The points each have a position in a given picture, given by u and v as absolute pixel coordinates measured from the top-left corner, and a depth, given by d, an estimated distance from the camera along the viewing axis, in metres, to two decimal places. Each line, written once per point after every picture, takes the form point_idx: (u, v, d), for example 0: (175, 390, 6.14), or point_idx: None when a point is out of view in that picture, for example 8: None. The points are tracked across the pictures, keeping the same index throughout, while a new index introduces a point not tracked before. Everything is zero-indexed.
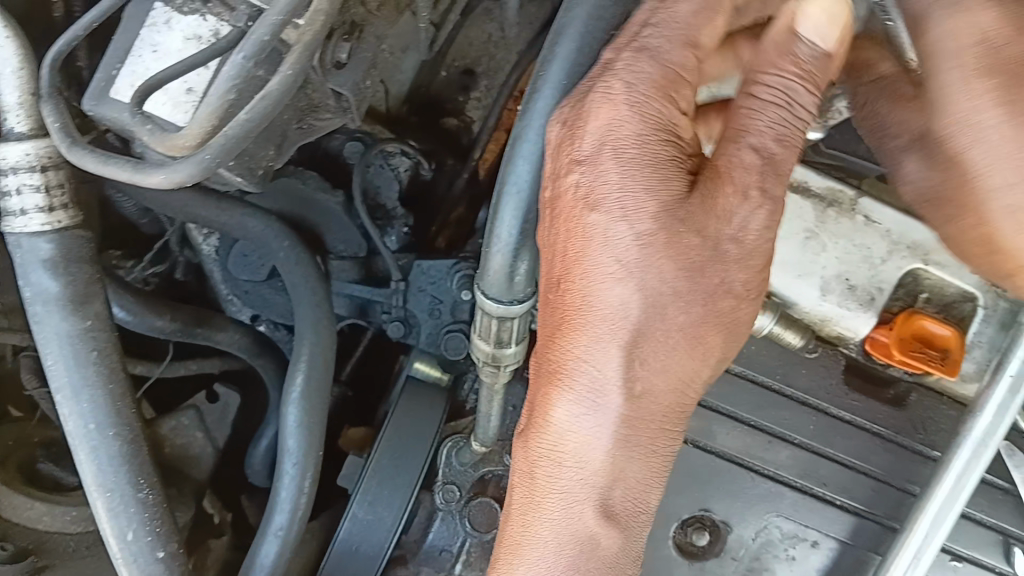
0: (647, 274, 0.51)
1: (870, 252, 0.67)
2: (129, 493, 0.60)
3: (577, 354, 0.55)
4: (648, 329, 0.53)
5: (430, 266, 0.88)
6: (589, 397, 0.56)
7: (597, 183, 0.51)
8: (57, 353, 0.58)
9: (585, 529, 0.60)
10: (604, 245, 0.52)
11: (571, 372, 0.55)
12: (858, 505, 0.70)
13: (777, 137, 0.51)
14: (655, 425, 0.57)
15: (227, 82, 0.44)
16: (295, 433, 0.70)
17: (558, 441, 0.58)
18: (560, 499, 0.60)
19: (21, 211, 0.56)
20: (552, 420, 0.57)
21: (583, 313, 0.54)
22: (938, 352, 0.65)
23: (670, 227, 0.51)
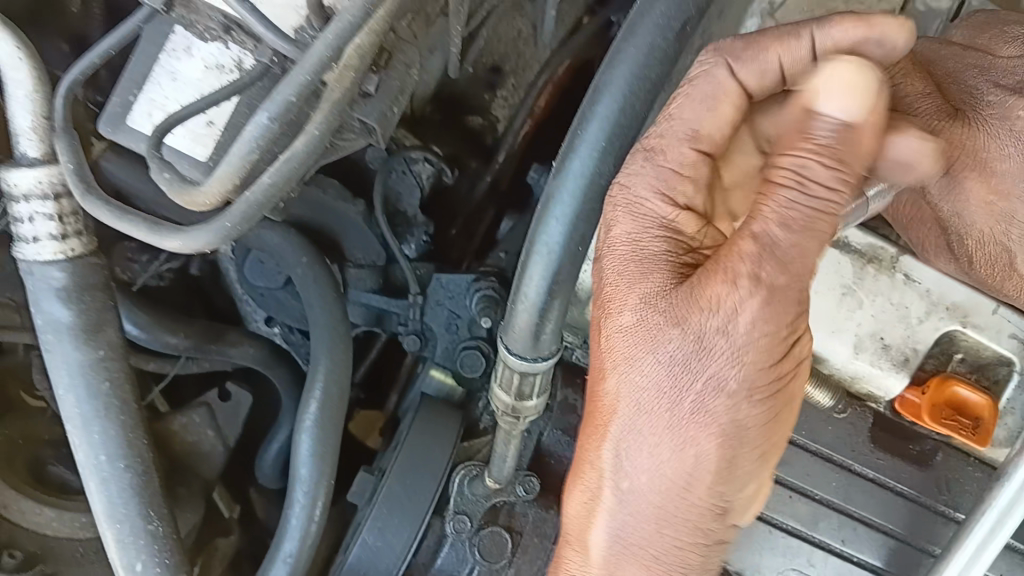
0: (635, 365, 0.49)
1: (907, 311, 0.64)
2: (139, 524, 0.59)
3: (592, 445, 0.53)
4: (637, 418, 0.50)
5: (449, 280, 0.86)
6: (594, 480, 0.53)
7: (606, 280, 0.51)
8: (68, 383, 0.57)
9: None
10: (615, 341, 0.50)
11: (590, 457, 0.53)
12: (877, 564, 0.68)
13: (783, 222, 0.45)
14: (675, 511, 0.51)
15: (251, 143, 0.42)
16: (309, 461, 0.68)
17: (575, 520, 0.56)
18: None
19: (33, 239, 0.55)
20: (571, 502, 0.56)
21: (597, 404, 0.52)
22: (969, 420, 0.63)
23: (652, 316, 0.48)
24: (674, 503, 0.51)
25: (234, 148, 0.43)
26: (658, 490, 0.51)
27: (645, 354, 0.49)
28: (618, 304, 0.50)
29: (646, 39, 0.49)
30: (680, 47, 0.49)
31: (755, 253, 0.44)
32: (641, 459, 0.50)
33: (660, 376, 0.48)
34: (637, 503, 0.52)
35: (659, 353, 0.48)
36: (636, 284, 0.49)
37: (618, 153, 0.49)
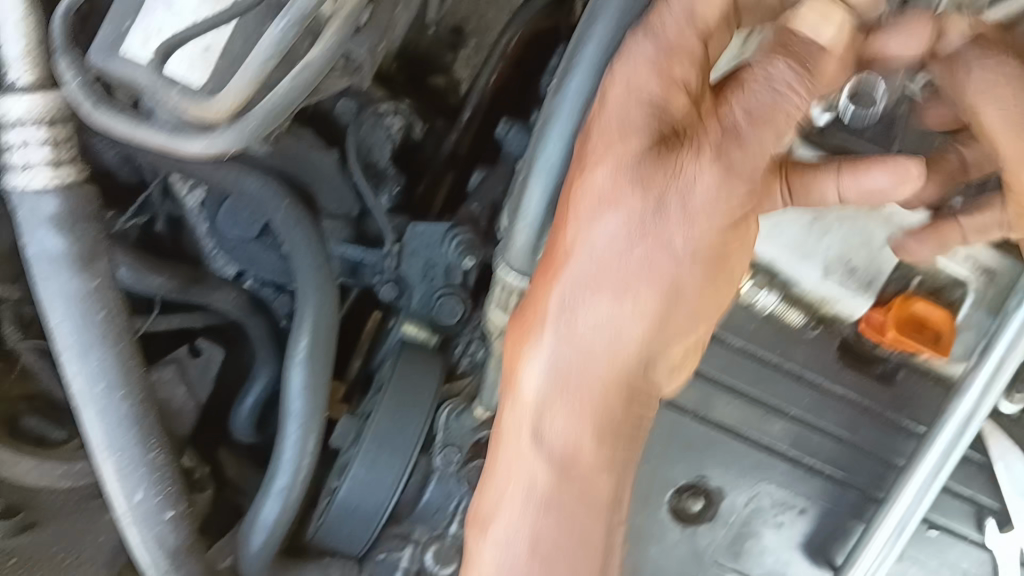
0: (645, 222, 0.51)
1: (872, 236, 0.68)
2: (139, 454, 0.59)
3: (567, 299, 0.53)
4: (629, 274, 0.52)
5: (425, 229, 0.88)
6: (558, 328, 0.54)
7: (596, 136, 0.50)
8: (63, 314, 0.57)
9: (533, 483, 0.57)
10: (601, 203, 0.51)
11: (555, 314, 0.54)
12: (843, 476, 0.74)
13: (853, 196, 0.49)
14: (613, 380, 0.55)
15: (271, 48, 0.43)
16: (301, 395, 0.69)
17: (524, 383, 0.55)
18: (506, 449, 0.57)
19: (25, 166, 0.54)
20: (524, 367, 0.55)
21: (570, 259, 0.53)
22: (930, 334, 0.68)
23: (659, 185, 0.50)
24: (600, 389, 0.55)
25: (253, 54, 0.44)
26: (591, 375, 0.55)
27: (610, 223, 0.51)
28: (590, 166, 0.51)
29: None
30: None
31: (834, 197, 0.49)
32: (617, 316, 0.53)
33: (620, 241, 0.52)
34: (559, 387, 0.55)
35: (624, 224, 0.51)
36: (609, 159, 0.50)
37: None
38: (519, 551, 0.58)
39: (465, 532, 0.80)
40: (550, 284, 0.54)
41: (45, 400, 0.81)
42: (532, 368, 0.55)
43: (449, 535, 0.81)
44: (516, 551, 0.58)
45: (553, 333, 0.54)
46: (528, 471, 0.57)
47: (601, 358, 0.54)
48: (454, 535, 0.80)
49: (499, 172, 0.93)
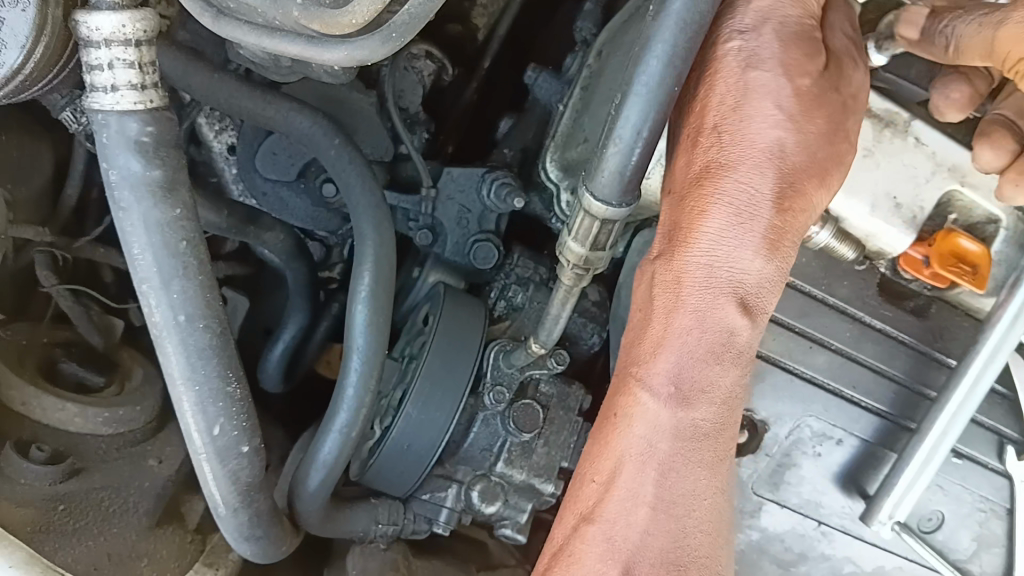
0: (800, 120, 0.59)
1: (916, 172, 0.71)
2: (218, 387, 0.58)
3: (733, 176, 0.59)
4: (792, 158, 0.59)
5: (461, 174, 0.88)
6: (735, 208, 0.59)
7: (759, 49, 0.59)
8: (145, 241, 0.55)
9: (712, 342, 0.61)
10: (764, 98, 0.58)
11: (725, 188, 0.59)
12: (880, 408, 0.77)
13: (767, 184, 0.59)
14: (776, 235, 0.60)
15: None
16: (364, 331, 0.69)
17: (703, 249, 0.60)
18: (693, 312, 0.61)
19: (112, 87, 0.53)
20: (699, 230, 0.60)
21: (735, 145, 0.59)
22: (968, 268, 0.71)
23: (811, 105, 0.59)
24: (761, 228, 0.59)
25: None
26: (759, 216, 0.59)
27: (768, 86, 0.58)
28: (764, 73, 0.58)
29: None
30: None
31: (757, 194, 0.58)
32: (784, 194, 0.59)
33: (778, 118, 0.59)
34: (716, 224, 0.59)
35: (781, 80, 0.58)
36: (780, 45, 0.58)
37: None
38: (660, 380, 0.62)
39: (512, 470, 0.80)
40: (700, 147, 0.60)
41: (81, 346, 0.81)
42: (709, 213, 0.59)
43: (496, 474, 0.80)
44: (659, 391, 0.62)
45: (727, 180, 0.59)
46: (693, 306, 0.60)
47: (761, 201, 0.59)
48: (501, 473, 0.80)
49: (528, 120, 0.93)
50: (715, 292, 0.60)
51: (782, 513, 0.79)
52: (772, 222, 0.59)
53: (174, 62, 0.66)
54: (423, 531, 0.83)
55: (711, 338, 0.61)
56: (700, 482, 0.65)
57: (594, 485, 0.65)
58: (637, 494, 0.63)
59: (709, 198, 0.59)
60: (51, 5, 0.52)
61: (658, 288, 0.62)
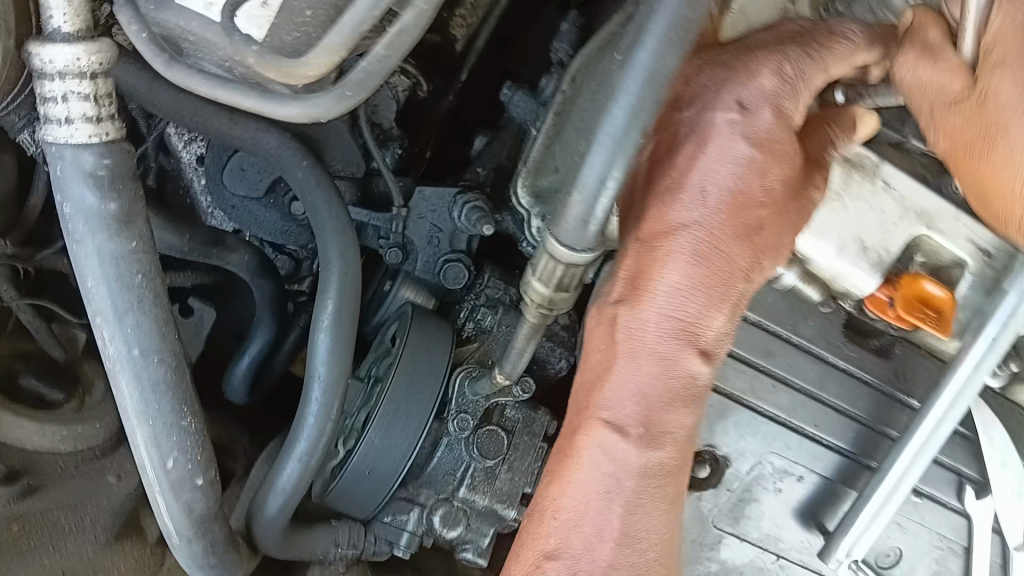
0: (757, 177, 0.58)
1: (884, 216, 0.71)
2: (172, 421, 0.58)
3: (685, 231, 0.59)
4: (746, 214, 0.58)
5: (432, 192, 0.87)
6: (688, 260, 0.59)
7: (738, 114, 0.58)
8: (99, 274, 0.55)
9: (664, 387, 0.61)
10: (724, 157, 0.58)
11: (678, 241, 0.59)
12: (842, 446, 0.77)
13: (720, 240, 0.59)
14: (728, 288, 0.60)
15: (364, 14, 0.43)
16: (327, 360, 0.69)
17: (656, 300, 0.60)
18: (645, 360, 0.61)
19: (66, 120, 0.52)
20: (653, 281, 0.60)
21: (692, 200, 0.59)
22: (932, 313, 0.71)
23: (771, 162, 0.58)
24: (723, 285, 0.60)
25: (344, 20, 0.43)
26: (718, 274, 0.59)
27: (729, 141, 0.58)
28: (726, 133, 0.58)
29: None
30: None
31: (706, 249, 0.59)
32: (736, 250, 0.59)
33: (737, 174, 0.58)
34: (678, 279, 0.59)
35: (742, 140, 0.58)
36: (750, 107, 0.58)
37: (682, 48, 0.51)
38: (629, 419, 0.62)
39: (474, 495, 0.80)
40: (662, 199, 0.60)
41: (41, 360, 0.80)
42: (670, 267, 0.59)
43: (457, 499, 0.80)
44: (630, 431, 0.62)
45: (689, 238, 0.59)
46: (659, 354, 0.61)
47: (723, 259, 0.59)
48: (464, 498, 0.80)
49: (502, 137, 0.92)
50: (674, 342, 0.60)
51: (741, 547, 0.78)
52: (727, 280, 0.60)
53: (138, 76, 0.65)
54: (383, 553, 0.83)
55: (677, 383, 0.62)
56: (658, 519, 0.65)
57: (556, 523, 0.64)
58: (602, 532, 0.63)
59: (676, 251, 0.59)
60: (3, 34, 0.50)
61: (618, 333, 0.62)
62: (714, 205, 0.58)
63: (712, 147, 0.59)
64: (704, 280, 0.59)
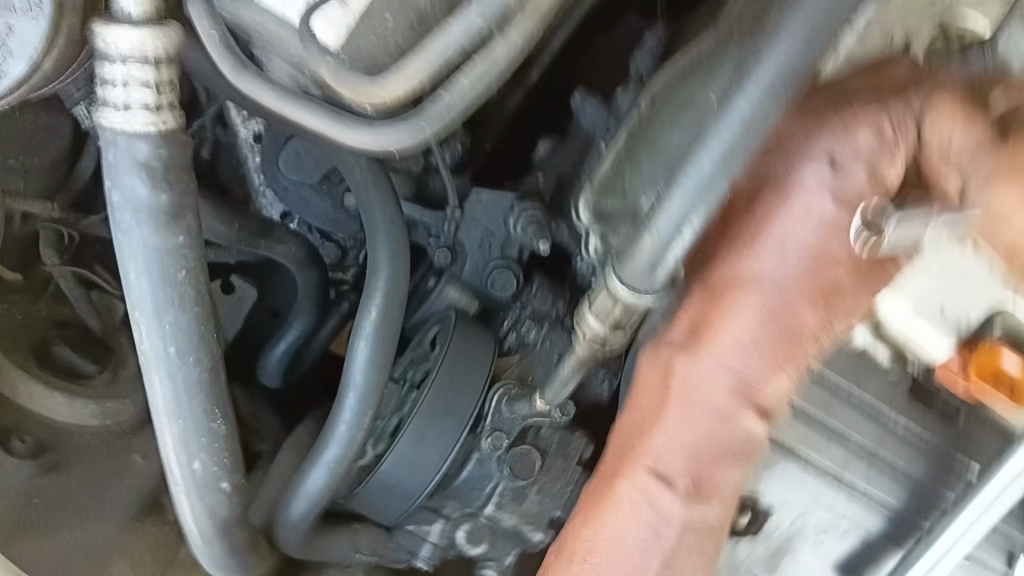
0: (845, 238, 0.54)
1: (970, 280, 0.64)
2: (203, 423, 0.56)
3: (758, 285, 0.55)
4: (826, 275, 0.55)
5: (489, 197, 0.84)
6: (757, 318, 0.55)
7: (833, 169, 0.53)
8: (142, 269, 0.53)
9: (713, 446, 0.57)
10: (812, 212, 0.54)
11: (750, 296, 0.55)
12: (891, 504, 0.73)
13: (796, 300, 0.54)
14: (794, 351, 0.56)
15: None
16: (365, 368, 0.67)
17: (717, 355, 0.56)
18: (695, 415, 0.56)
19: (125, 106, 0.50)
20: (716, 335, 0.56)
21: (770, 253, 0.54)
22: (1006, 387, 0.65)
23: (863, 221, 0.54)
24: (790, 346, 0.56)
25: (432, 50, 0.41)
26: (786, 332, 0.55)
27: (815, 194, 0.53)
28: (816, 185, 0.53)
29: None
30: (857, 2, 0.46)
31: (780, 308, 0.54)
32: (810, 311, 0.55)
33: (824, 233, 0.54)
34: (747, 332, 0.55)
35: (837, 197, 0.53)
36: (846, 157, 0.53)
37: (785, 100, 0.48)
38: (676, 470, 0.57)
39: (502, 514, 0.79)
40: (735, 248, 0.56)
41: (79, 328, 0.78)
42: (738, 318, 0.55)
43: (484, 514, 0.79)
44: (676, 482, 0.57)
45: (766, 290, 0.54)
46: (716, 410, 0.56)
47: (796, 317, 0.55)
48: (490, 516, 0.79)
49: (569, 144, 0.88)
50: (732, 399, 0.56)
51: None
52: (795, 340, 0.56)
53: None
54: (405, 559, 0.83)
55: (729, 442, 0.57)
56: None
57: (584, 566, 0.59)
58: None
59: (748, 302, 0.55)
60: (69, 12, 0.48)
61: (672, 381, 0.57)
62: (791, 263, 0.54)
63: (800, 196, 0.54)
64: (773, 338, 0.55)
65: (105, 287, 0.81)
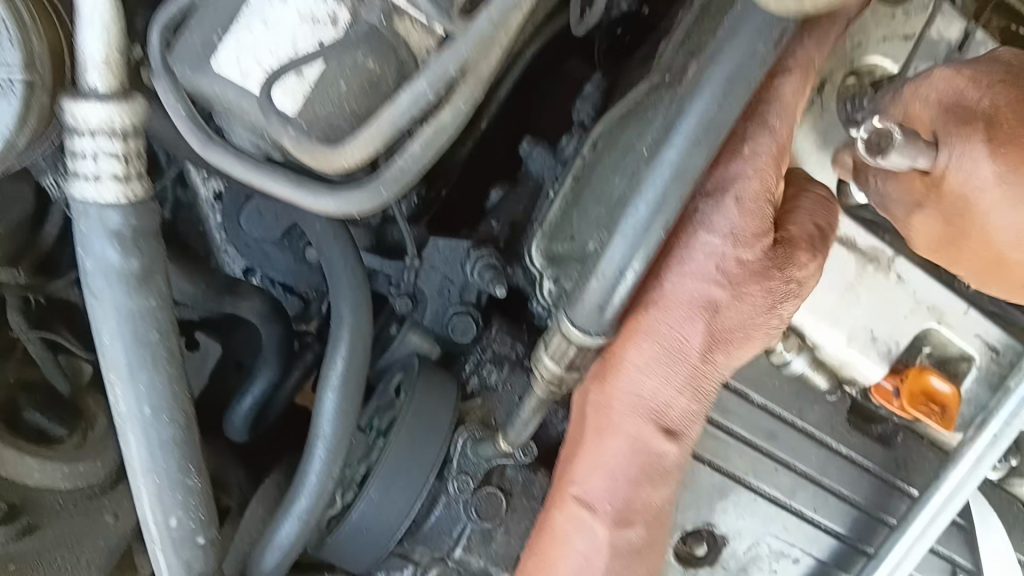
0: (732, 278, 0.60)
1: (896, 310, 0.72)
2: (178, 479, 0.58)
3: (658, 324, 0.61)
4: (719, 312, 0.61)
5: (446, 245, 0.87)
6: (658, 353, 0.61)
7: (715, 211, 0.59)
8: (116, 332, 0.55)
9: (631, 470, 0.64)
10: (697, 255, 0.60)
11: (650, 332, 0.61)
12: (838, 531, 0.77)
13: (692, 335, 0.61)
14: (695, 379, 0.62)
15: (407, 111, 0.43)
16: (332, 419, 0.69)
17: (627, 385, 0.62)
18: (613, 442, 0.64)
19: (94, 177, 0.52)
20: (623, 369, 0.62)
21: (663, 294, 0.60)
22: (937, 408, 0.72)
23: (748, 263, 0.60)
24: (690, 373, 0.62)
25: (385, 114, 0.43)
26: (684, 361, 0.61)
27: (700, 236, 0.60)
28: (698, 228, 0.60)
29: (737, 49, 0.51)
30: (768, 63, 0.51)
31: (677, 343, 0.61)
32: (707, 344, 0.61)
33: (713, 273, 0.60)
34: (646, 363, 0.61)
35: (722, 241, 0.59)
36: (722, 204, 0.59)
37: (709, 149, 0.52)
38: (598, 497, 0.65)
39: (469, 557, 0.81)
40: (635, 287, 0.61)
41: (45, 392, 0.79)
42: (639, 353, 0.61)
43: (452, 557, 0.81)
44: (598, 508, 0.64)
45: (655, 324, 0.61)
46: (625, 431, 0.63)
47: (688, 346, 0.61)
48: (459, 558, 0.81)
49: (519, 192, 0.92)
50: (641, 422, 0.63)
51: None
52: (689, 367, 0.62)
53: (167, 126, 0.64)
54: None
55: (642, 462, 0.64)
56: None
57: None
58: None
59: (643, 336, 0.61)
60: (39, 90, 0.51)
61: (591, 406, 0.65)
62: (683, 299, 0.60)
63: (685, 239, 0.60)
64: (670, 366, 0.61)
65: (70, 350, 0.82)
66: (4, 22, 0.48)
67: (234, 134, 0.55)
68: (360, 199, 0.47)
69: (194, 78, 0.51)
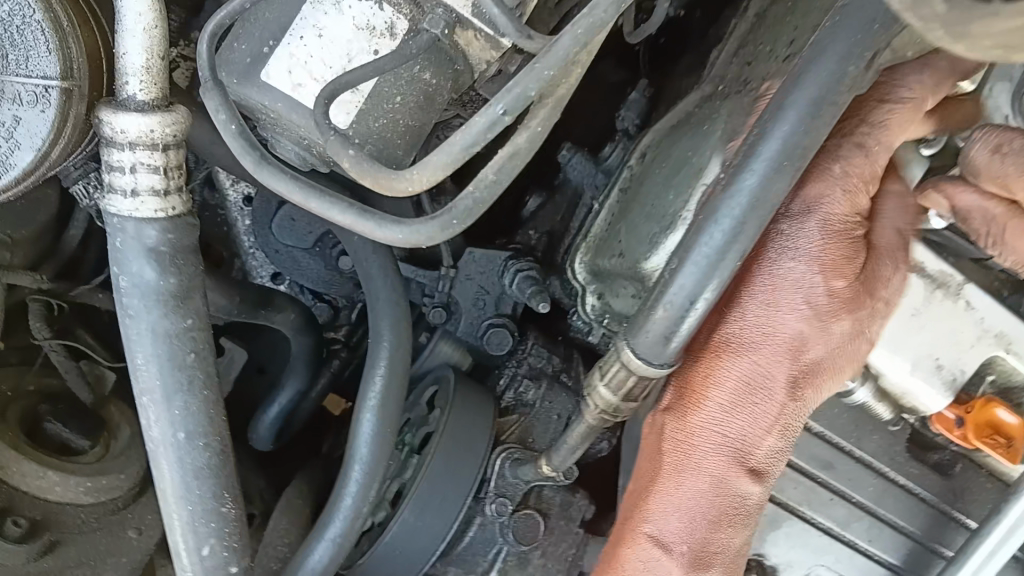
0: (823, 309, 0.57)
1: (961, 337, 0.68)
2: (212, 508, 0.55)
3: (742, 357, 0.58)
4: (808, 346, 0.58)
5: (483, 255, 0.84)
6: (740, 387, 0.59)
7: (799, 240, 0.57)
8: (151, 353, 0.52)
9: (712, 510, 0.61)
10: (786, 287, 0.57)
11: (733, 367, 0.59)
12: (894, 564, 0.73)
13: (779, 369, 0.58)
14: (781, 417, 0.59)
15: (483, 134, 0.40)
16: (370, 441, 0.66)
17: (706, 421, 0.60)
18: (692, 480, 0.61)
19: (132, 192, 0.49)
20: (704, 402, 0.60)
21: (748, 326, 0.58)
22: (1002, 441, 0.68)
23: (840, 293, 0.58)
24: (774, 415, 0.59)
25: (457, 135, 0.40)
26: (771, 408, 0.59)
27: (788, 268, 0.58)
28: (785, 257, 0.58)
29: (826, 66, 0.47)
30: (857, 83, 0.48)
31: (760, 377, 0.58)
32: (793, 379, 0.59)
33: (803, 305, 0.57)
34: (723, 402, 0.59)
35: (813, 273, 0.57)
36: (811, 235, 0.57)
37: (791, 173, 0.48)
38: (674, 536, 0.62)
39: None
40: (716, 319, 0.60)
41: (68, 401, 0.76)
42: (720, 387, 0.59)
43: None
44: (673, 548, 0.62)
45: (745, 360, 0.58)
46: (707, 471, 0.60)
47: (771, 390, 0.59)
48: None
49: (558, 200, 0.89)
50: (719, 458, 0.60)
51: None
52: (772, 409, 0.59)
53: (203, 132, 0.61)
54: None
55: (724, 498, 0.61)
56: None
57: None
58: None
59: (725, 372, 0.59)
60: (76, 100, 0.48)
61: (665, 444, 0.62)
62: (768, 332, 0.58)
63: (772, 266, 0.58)
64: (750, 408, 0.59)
65: (93, 356, 0.80)
66: (39, 25, 0.45)
67: (280, 144, 0.52)
68: (428, 232, 0.41)
69: (239, 88, 0.49)
